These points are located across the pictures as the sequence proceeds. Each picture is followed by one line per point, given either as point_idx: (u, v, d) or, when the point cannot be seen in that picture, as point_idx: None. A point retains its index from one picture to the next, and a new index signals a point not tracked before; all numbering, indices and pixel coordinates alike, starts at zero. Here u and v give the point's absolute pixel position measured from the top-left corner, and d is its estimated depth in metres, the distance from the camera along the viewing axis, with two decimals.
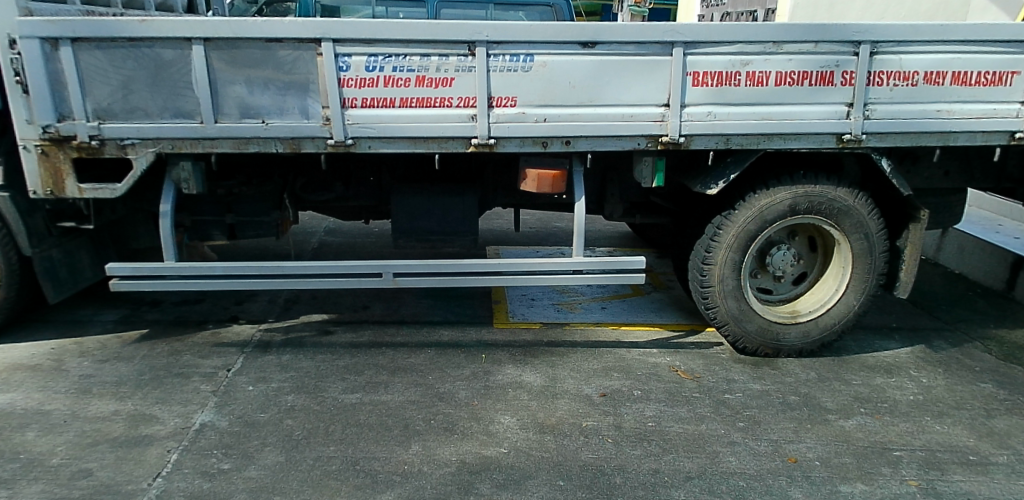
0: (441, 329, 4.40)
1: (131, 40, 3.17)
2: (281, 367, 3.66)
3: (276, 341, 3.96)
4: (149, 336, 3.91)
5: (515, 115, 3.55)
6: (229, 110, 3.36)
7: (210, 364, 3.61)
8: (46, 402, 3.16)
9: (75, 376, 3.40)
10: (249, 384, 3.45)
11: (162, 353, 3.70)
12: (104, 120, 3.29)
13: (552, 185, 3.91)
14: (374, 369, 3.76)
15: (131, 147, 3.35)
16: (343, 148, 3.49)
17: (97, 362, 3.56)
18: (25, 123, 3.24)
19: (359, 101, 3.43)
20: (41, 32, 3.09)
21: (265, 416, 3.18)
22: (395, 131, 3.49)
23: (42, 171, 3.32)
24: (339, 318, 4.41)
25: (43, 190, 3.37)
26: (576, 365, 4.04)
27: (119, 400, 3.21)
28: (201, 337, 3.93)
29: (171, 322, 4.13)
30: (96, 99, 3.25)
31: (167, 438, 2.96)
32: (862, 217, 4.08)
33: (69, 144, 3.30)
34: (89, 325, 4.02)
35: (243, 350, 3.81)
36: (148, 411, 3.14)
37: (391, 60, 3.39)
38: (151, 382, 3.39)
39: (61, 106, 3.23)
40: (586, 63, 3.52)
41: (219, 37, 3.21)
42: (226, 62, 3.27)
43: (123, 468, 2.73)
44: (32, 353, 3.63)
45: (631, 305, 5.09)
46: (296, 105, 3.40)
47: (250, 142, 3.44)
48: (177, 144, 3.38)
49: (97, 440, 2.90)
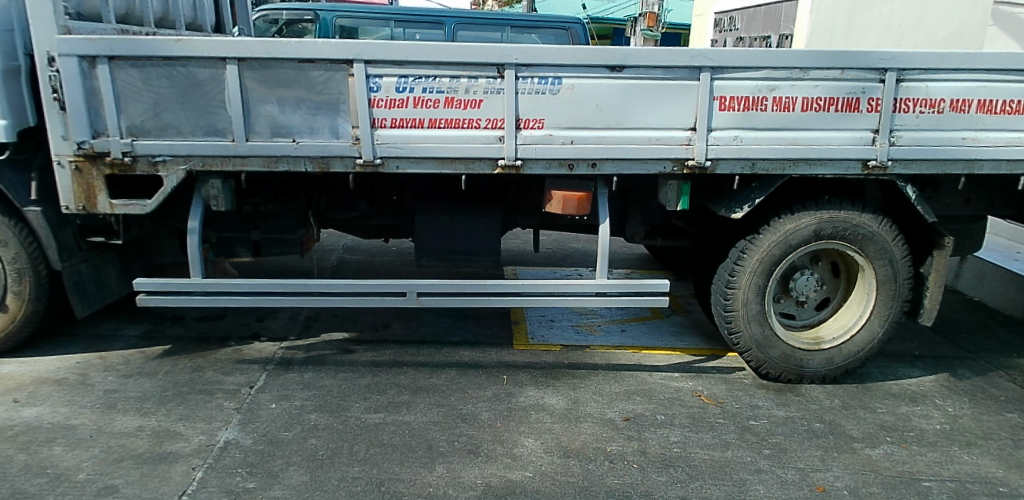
0: (462, 349, 4.38)
1: (166, 59, 3.21)
2: (304, 385, 3.64)
3: (298, 359, 3.95)
4: (171, 352, 3.90)
5: (542, 137, 3.57)
6: (261, 129, 3.39)
7: (233, 381, 3.60)
8: (72, 417, 3.14)
9: (99, 391, 3.39)
10: (273, 401, 3.44)
11: (186, 369, 3.69)
12: (137, 137, 3.32)
13: (577, 207, 3.94)
14: (396, 388, 3.74)
15: (162, 164, 3.39)
16: (371, 168, 3.52)
17: (121, 377, 3.55)
18: (60, 139, 3.26)
19: (389, 121, 3.46)
20: (81, 50, 3.13)
21: (289, 434, 3.17)
22: (423, 152, 3.52)
23: (75, 187, 3.34)
24: (360, 337, 4.39)
25: (76, 206, 3.38)
26: (598, 388, 4.01)
27: (143, 416, 3.20)
28: (224, 354, 3.92)
29: (194, 338, 4.11)
30: (130, 117, 3.29)
31: (191, 455, 2.94)
32: (886, 243, 4.06)
33: (103, 160, 3.32)
34: (112, 340, 4.01)
35: (265, 368, 3.80)
36: (173, 428, 3.12)
37: (421, 81, 3.42)
38: (174, 398, 3.38)
39: (96, 122, 3.26)
40: (613, 86, 3.54)
41: (253, 57, 3.25)
42: (259, 82, 3.31)
43: (149, 485, 2.71)
44: (57, 367, 3.61)
45: (650, 328, 5.07)
46: (326, 124, 3.43)
47: (279, 161, 3.46)
48: (208, 161, 3.41)
49: (122, 456, 2.89)
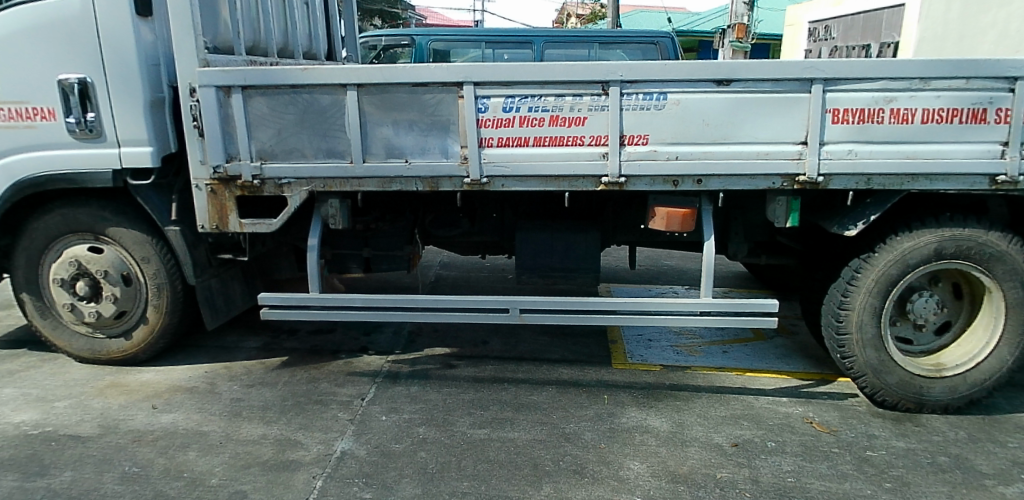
0: (561, 367, 4.38)
1: (293, 86, 3.41)
2: (411, 398, 3.74)
3: (404, 373, 4.06)
4: (288, 363, 4.10)
5: (646, 153, 3.54)
6: (376, 150, 3.54)
7: (346, 393, 3.74)
8: (205, 423, 3.35)
9: (227, 399, 3.60)
10: (383, 414, 3.55)
11: (302, 380, 3.88)
12: (265, 160, 3.54)
13: (681, 223, 3.83)
14: (499, 404, 3.78)
15: (287, 186, 3.59)
16: (478, 186, 3.59)
17: (245, 386, 3.77)
18: (199, 163, 3.54)
19: (496, 140, 3.53)
20: (218, 81, 3.39)
21: (400, 447, 3.26)
22: (528, 170, 3.56)
23: (210, 208, 3.60)
24: (461, 352, 4.47)
25: (210, 225, 3.64)
26: (702, 411, 3.90)
27: (267, 424, 3.37)
28: (336, 366, 4.09)
29: (308, 350, 4.32)
30: (259, 142, 3.51)
31: (311, 464, 3.07)
32: (1018, 262, 3.76)
33: (235, 183, 3.57)
34: (236, 351, 4.27)
35: (374, 380, 3.93)
36: (293, 437, 3.28)
37: (527, 101, 3.47)
38: (293, 408, 3.55)
39: (229, 147, 3.51)
40: (720, 101, 3.47)
41: (371, 83, 3.40)
42: (376, 106, 3.46)
43: (275, 492, 2.85)
44: (188, 376, 3.87)
45: (754, 349, 4.89)
46: (437, 145, 3.54)
47: (392, 181, 3.59)
48: (328, 182, 3.59)
49: (250, 462, 3.05)
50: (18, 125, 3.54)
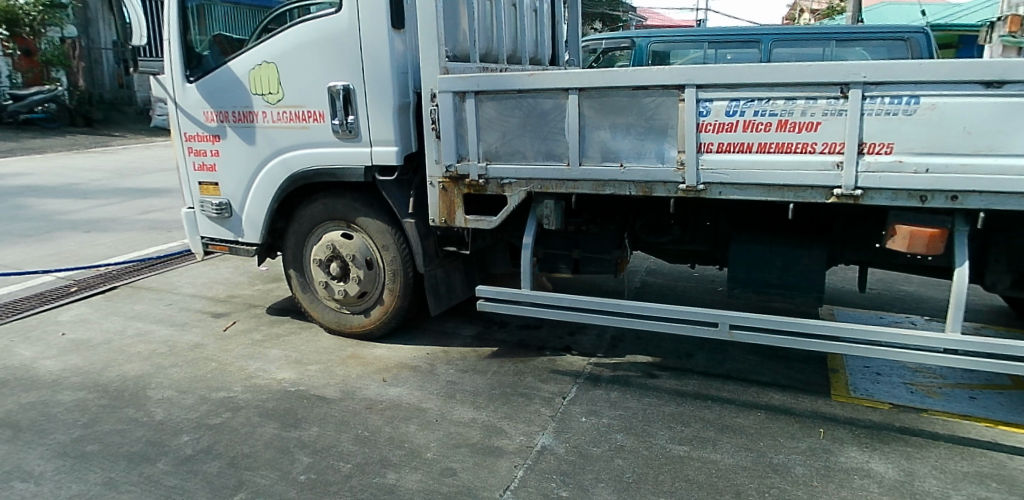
0: (771, 392, 4.08)
1: (520, 91, 3.58)
2: (611, 403, 3.75)
3: (605, 377, 4.08)
4: (498, 354, 4.34)
5: (890, 163, 3.11)
6: (592, 154, 3.59)
7: (549, 390, 3.86)
8: (424, 400, 3.67)
9: (443, 381, 3.92)
10: (583, 415, 3.60)
11: (510, 371, 4.09)
12: (491, 161, 3.78)
13: (927, 245, 3.34)
14: (701, 422, 3.64)
15: (508, 185, 3.80)
16: (694, 193, 3.47)
17: (459, 371, 4.06)
18: (434, 163, 3.90)
19: (716, 145, 3.37)
20: (455, 87, 3.69)
21: (598, 450, 3.28)
22: (749, 178, 3.35)
23: (440, 203, 3.94)
24: (664, 363, 4.37)
25: (439, 219, 3.99)
26: (940, 463, 3.37)
27: (476, 410, 3.60)
28: (541, 362, 4.25)
29: (516, 343, 4.53)
30: (487, 143, 3.75)
31: (514, 453, 3.21)
32: None
33: (463, 182, 3.87)
34: (452, 337, 4.62)
35: (576, 380, 4.01)
36: (499, 425, 3.46)
37: (753, 104, 3.24)
38: (500, 397, 3.75)
39: (460, 148, 3.81)
40: (993, 105, 2.88)
41: (593, 87, 3.44)
42: (596, 109, 3.50)
43: (481, 474, 3.00)
44: (412, 355, 4.26)
45: (1015, 400, 4.11)
46: (654, 149, 3.48)
47: (607, 185, 3.62)
48: (545, 184, 3.72)
49: (460, 443, 3.26)
50: (295, 125, 4.15)
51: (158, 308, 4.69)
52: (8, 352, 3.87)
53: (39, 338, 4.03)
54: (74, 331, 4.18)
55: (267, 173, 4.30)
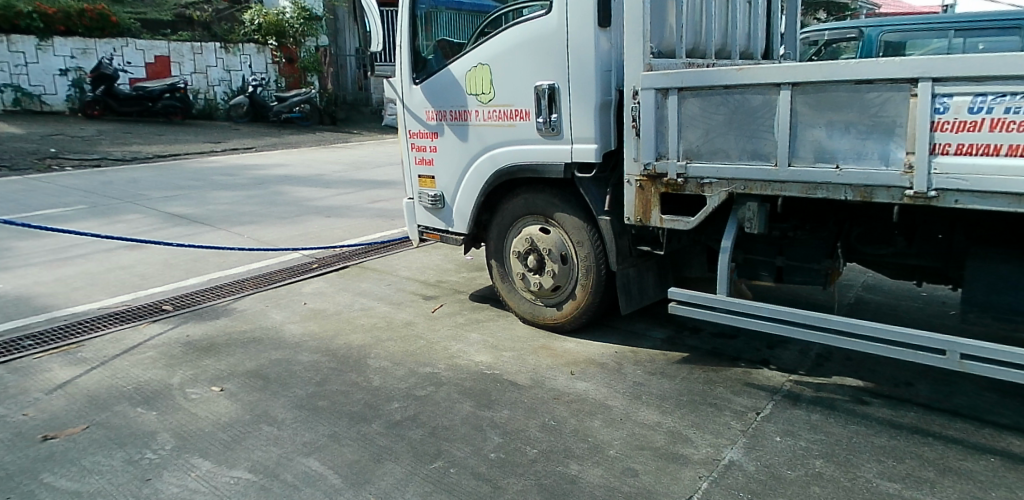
0: (1016, 438, 3.42)
1: (726, 87, 3.25)
2: (811, 426, 3.44)
3: (806, 397, 3.78)
4: (688, 360, 4.24)
5: None
6: (804, 153, 3.10)
7: (741, 403, 3.68)
8: (610, 398, 3.69)
9: (631, 381, 3.92)
10: (778, 434, 3.34)
11: (699, 379, 3.97)
12: (691, 159, 3.52)
13: None
14: (918, 460, 3.14)
15: (708, 186, 3.49)
16: (923, 201, 2.79)
17: (647, 373, 4.04)
18: (632, 160, 3.75)
19: (953, 147, 2.68)
20: (658, 84, 3.52)
21: (792, 474, 2.99)
22: (997, 186, 2.60)
23: (636, 201, 3.80)
24: (877, 389, 3.92)
25: (634, 218, 3.86)
26: None
27: (662, 413, 3.54)
28: (734, 373, 4.06)
29: (708, 351, 4.38)
30: (687, 141, 3.50)
31: (698, 464, 3.06)
32: None
33: (661, 180, 3.68)
34: (642, 338, 4.60)
35: (771, 397, 3.76)
36: (685, 432, 3.35)
37: (1005, 99, 2.50)
38: (688, 405, 3.65)
39: (660, 146, 3.62)
40: None
41: (809, 81, 2.96)
42: (812, 106, 3.01)
43: (663, 480, 2.91)
44: (601, 353, 4.32)
45: None
46: (877, 149, 2.88)
47: (818, 188, 3.09)
48: (749, 185, 3.33)
49: (643, 445, 3.21)
50: (504, 123, 4.40)
51: (379, 287, 5.26)
52: (265, 313, 4.59)
53: (287, 304, 4.75)
54: (313, 301, 4.85)
55: (476, 168, 4.62)
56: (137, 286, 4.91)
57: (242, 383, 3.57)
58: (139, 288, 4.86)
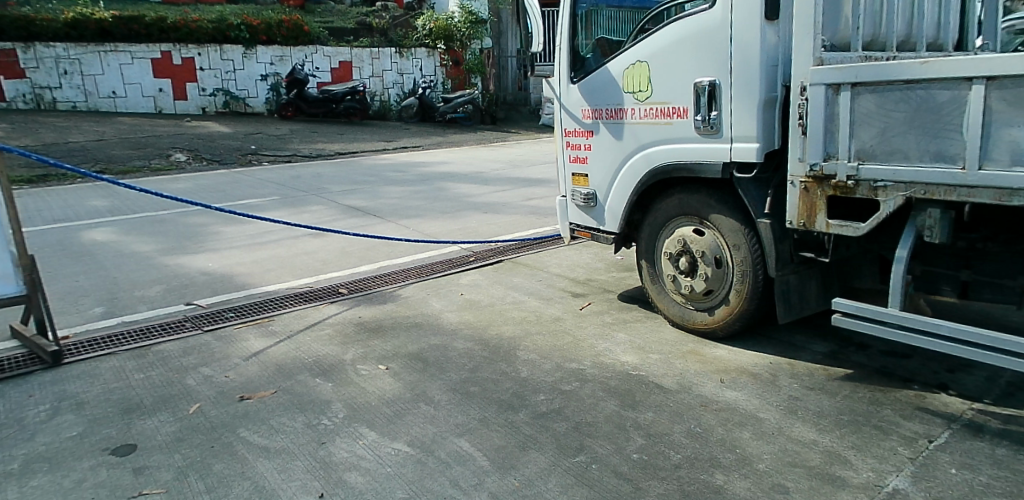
0: None
1: (907, 82, 2.96)
2: (995, 462, 2.96)
3: (992, 428, 3.28)
4: (853, 377, 3.91)
5: None
6: (999, 155, 2.74)
7: (912, 428, 3.30)
8: (761, 410, 3.51)
9: (785, 395, 3.69)
10: (954, 467, 2.94)
11: (864, 399, 3.64)
12: (864, 160, 3.25)
13: None
14: None
15: (882, 189, 3.21)
16: None
17: (805, 387, 3.78)
18: (797, 161, 3.54)
19: None
20: (830, 79, 3.26)
21: None
22: None
23: (800, 204, 3.59)
24: None
25: (797, 221, 3.64)
26: None
27: (819, 432, 3.28)
28: (906, 395, 3.67)
29: (876, 370, 4.01)
30: (861, 141, 3.24)
31: (857, 488, 2.79)
32: None
33: (829, 182, 3.42)
34: (801, 350, 4.31)
35: (949, 425, 3.32)
36: (843, 453, 3.07)
37: None
38: (850, 424, 3.35)
39: (829, 145, 3.37)
40: None
41: (1006, 75, 2.61)
42: (1010, 102, 2.66)
43: None
44: (755, 363, 4.11)
45: None
46: None
47: (1015, 195, 2.72)
48: (930, 189, 3.02)
49: (795, 462, 3.00)
50: (661, 121, 4.34)
51: (530, 282, 5.43)
52: (426, 301, 4.93)
53: (445, 294, 5.07)
54: (469, 293, 5.12)
55: (631, 167, 4.61)
56: (319, 270, 5.49)
57: (404, 364, 3.87)
58: (320, 272, 5.44)
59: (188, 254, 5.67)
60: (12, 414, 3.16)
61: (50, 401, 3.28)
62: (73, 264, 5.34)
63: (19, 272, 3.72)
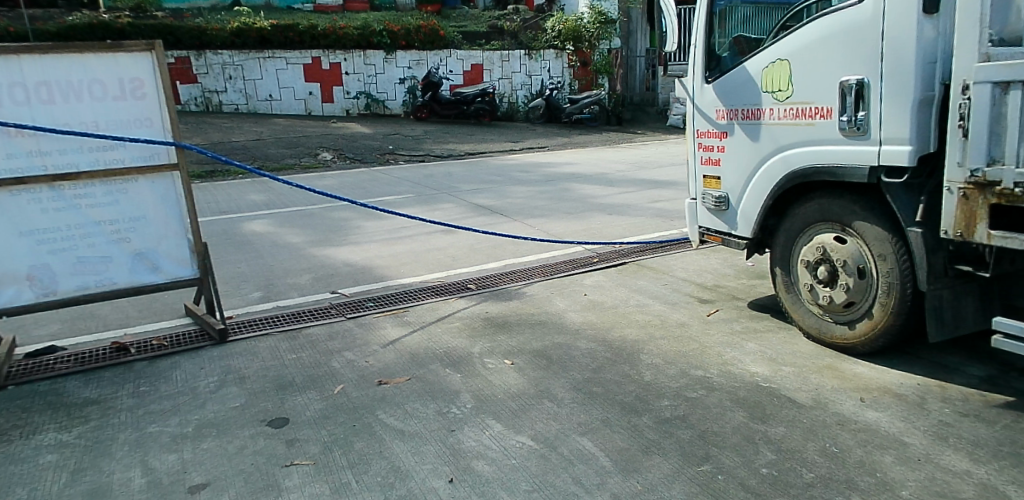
0: None
1: None
2: None
3: None
4: (1017, 406, 3.51)
5: None
6: None
7: None
8: (907, 434, 3.24)
9: (935, 419, 3.38)
10: None
11: None
12: None
13: None
14: None
15: None
16: None
17: (959, 413, 3.45)
18: (955, 166, 3.24)
19: None
20: (997, 76, 2.96)
21: None
22: None
23: (958, 214, 3.28)
24: None
25: (954, 232, 3.33)
26: None
27: (974, 462, 2.99)
28: None
29: None
30: None
31: None
32: None
33: (992, 189, 3.11)
34: (955, 373, 3.93)
35: None
36: (1003, 489, 2.78)
37: None
38: (1013, 458, 3.01)
39: (994, 149, 3.06)
40: None
41: None
42: None
43: None
44: (900, 383, 3.80)
45: None
46: None
47: None
48: None
49: (946, 494, 2.75)
50: (801, 122, 4.13)
51: (655, 286, 5.35)
52: (550, 300, 5.01)
53: (569, 294, 5.11)
54: (593, 294, 5.14)
55: (767, 170, 4.42)
56: (449, 266, 5.74)
57: (529, 360, 3.96)
58: (450, 268, 5.67)
59: (333, 246, 6.13)
60: (188, 382, 3.59)
61: (218, 374, 3.68)
62: (236, 251, 5.95)
63: (194, 258, 4.21)
